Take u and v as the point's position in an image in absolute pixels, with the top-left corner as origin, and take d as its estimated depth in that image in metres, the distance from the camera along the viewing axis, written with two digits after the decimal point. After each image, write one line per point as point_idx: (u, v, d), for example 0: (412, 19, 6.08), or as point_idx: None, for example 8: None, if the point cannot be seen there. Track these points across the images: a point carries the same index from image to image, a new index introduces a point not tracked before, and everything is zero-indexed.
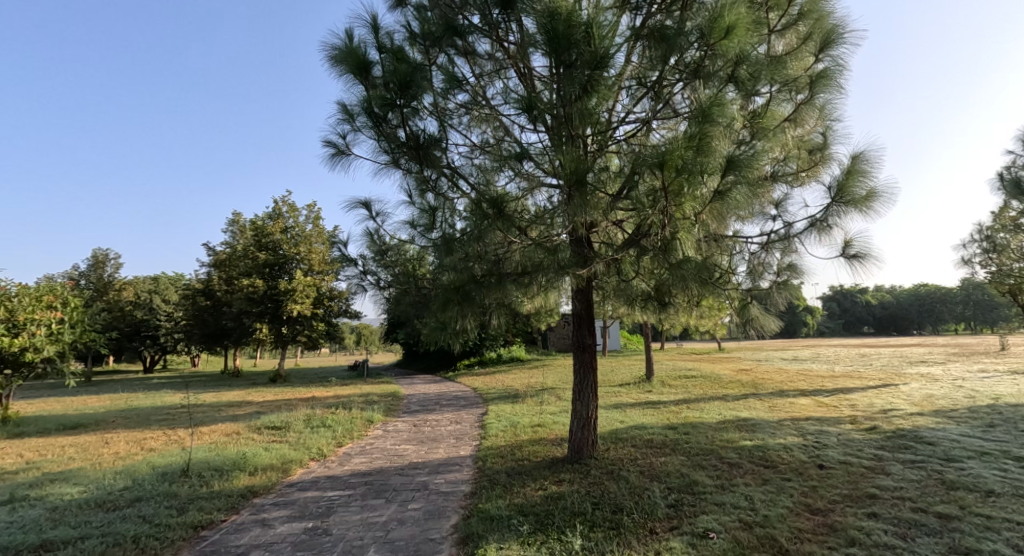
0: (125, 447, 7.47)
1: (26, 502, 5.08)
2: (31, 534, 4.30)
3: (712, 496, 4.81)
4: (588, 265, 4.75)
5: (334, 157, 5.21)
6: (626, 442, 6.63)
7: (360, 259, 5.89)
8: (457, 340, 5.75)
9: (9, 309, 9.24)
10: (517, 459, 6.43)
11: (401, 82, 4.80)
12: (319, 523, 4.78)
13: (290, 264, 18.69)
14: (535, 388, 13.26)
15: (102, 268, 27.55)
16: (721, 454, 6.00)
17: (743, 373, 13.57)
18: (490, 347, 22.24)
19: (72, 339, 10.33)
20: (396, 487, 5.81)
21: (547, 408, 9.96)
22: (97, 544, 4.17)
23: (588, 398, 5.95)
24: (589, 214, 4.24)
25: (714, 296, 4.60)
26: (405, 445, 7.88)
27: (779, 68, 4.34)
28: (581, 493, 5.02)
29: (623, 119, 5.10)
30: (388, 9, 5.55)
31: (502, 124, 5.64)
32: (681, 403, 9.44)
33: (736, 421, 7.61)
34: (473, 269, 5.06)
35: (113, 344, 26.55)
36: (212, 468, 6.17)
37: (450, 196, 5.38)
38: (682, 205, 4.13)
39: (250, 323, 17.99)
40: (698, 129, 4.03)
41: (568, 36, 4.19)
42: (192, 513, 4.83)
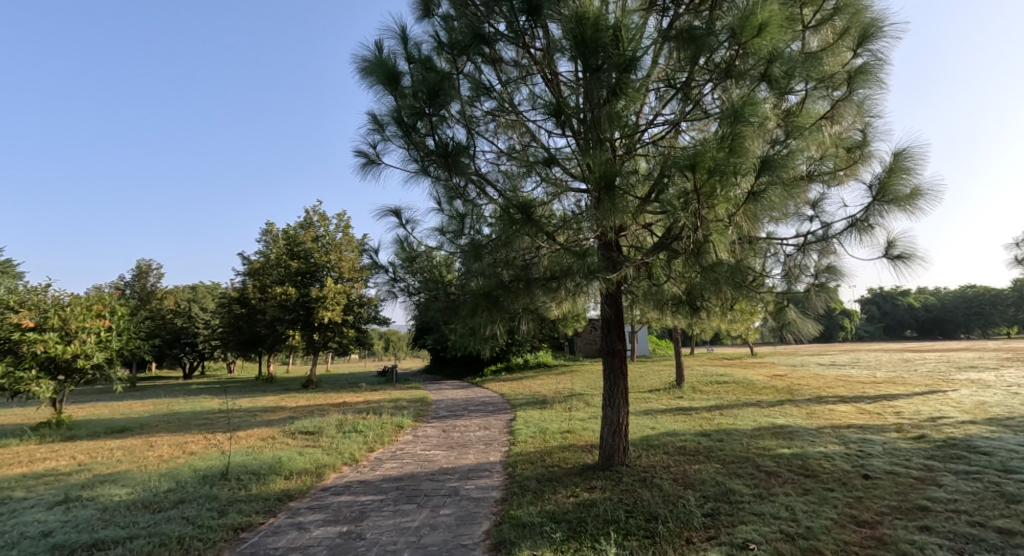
0: (167, 451, 7.69)
1: (79, 503, 5.27)
2: (84, 533, 4.45)
3: (750, 506, 4.71)
4: (617, 269, 4.69)
5: (364, 166, 5.32)
6: (658, 449, 6.55)
7: (389, 267, 5.96)
8: (486, 346, 5.79)
9: (62, 318, 9.64)
10: (547, 465, 6.40)
11: (430, 91, 4.88)
12: (354, 528, 4.83)
13: (321, 272, 19.06)
14: (563, 393, 13.20)
15: (146, 278, 28.88)
16: (757, 463, 5.87)
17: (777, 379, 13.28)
18: (517, 352, 22.29)
19: (121, 346, 10.69)
20: (428, 492, 5.84)
21: (576, 414, 9.88)
22: (145, 545, 4.29)
23: (618, 403, 5.90)
24: (619, 217, 4.21)
25: (748, 299, 4.55)
26: (435, 451, 7.93)
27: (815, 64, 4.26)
28: (614, 501, 4.97)
29: (651, 121, 5.08)
30: (416, 20, 5.59)
31: (528, 130, 5.69)
32: (713, 409, 9.28)
33: (773, 428, 7.44)
34: (501, 275, 5.10)
35: (154, 351, 27.49)
36: (250, 472, 6.31)
37: (479, 203, 5.42)
38: (715, 207, 4.10)
39: (283, 330, 18.41)
40: (731, 129, 4.00)
41: (597, 40, 4.19)
42: (232, 515, 4.94)
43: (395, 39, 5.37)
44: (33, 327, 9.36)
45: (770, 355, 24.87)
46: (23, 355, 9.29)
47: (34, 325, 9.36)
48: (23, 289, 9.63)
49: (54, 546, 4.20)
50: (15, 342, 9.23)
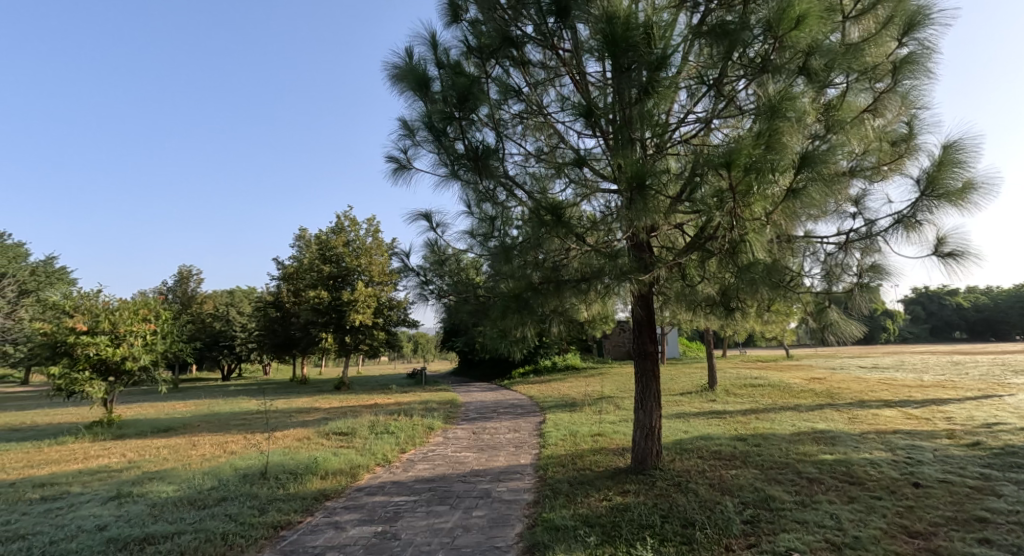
0: (209, 450, 7.92)
1: (130, 498, 5.47)
2: (136, 527, 4.62)
3: (792, 513, 4.59)
4: (649, 270, 4.63)
5: (396, 172, 5.39)
6: (692, 453, 6.44)
7: (420, 270, 6.02)
8: (516, 347, 5.80)
9: (112, 322, 10.01)
10: (579, 469, 6.36)
11: (461, 95, 4.94)
12: (389, 528, 4.89)
13: (352, 276, 19.40)
14: (593, 396, 13.11)
15: (187, 284, 29.83)
16: (798, 468, 5.72)
17: (816, 382, 12.93)
18: (546, 355, 22.28)
19: (166, 348, 10.97)
20: (460, 494, 5.87)
21: (607, 417, 9.82)
22: (192, 539, 4.43)
23: (650, 406, 5.83)
24: (651, 217, 4.17)
25: (785, 299, 4.41)
26: (466, 453, 7.96)
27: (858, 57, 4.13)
28: (648, 505, 4.90)
29: (683, 120, 5.03)
30: (444, 26, 5.63)
31: (556, 132, 5.70)
32: (748, 412, 9.09)
33: (813, 433, 7.25)
34: (531, 276, 5.10)
35: (195, 354, 28.35)
36: (288, 471, 6.44)
37: (508, 205, 5.50)
38: (751, 205, 4.02)
39: (316, 332, 18.73)
40: (768, 125, 3.91)
41: (627, 39, 4.15)
42: (273, 514, 5.05)
43: (425, 46, 5.43)
44: (86, 331, 9.82)
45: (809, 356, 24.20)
46: (77, 357, 9.75)
47: (87, 329, 9.81)
48: (78, 294, 10.13)
49: (109, 539, 4.38)
50: (70, 344, 9.70)
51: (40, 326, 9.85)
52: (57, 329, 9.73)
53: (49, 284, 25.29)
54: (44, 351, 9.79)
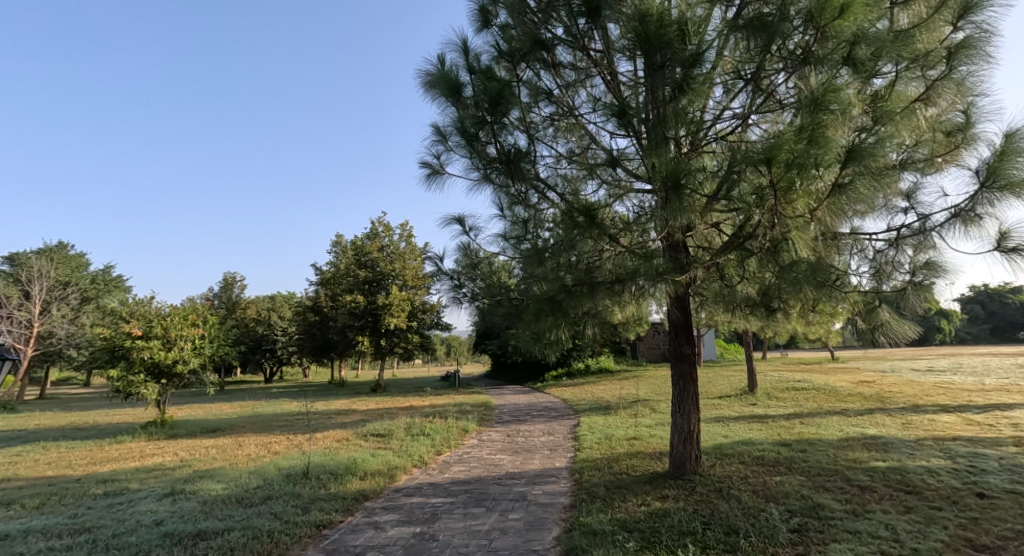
0: (255, 450, 8.16)
1: (183, 495, 5.68)
2: (189, 523, 4.79)
3: (843, 523, 4.44)
4: (686, 271, 4.56)
5: (429, 177, 5.45)
6: (733, 459, 6.30)
7: (453, 274, 6.07)
8: (550, 350, 5.79)
9: (164, 327, 10.43)
10: (615, 473, 6.30)
11: (492, 100, 4.89)
12: (427, 529, 4.94)
13: (387, 280, 19.75)
14: (628, 399, 12.97)
15: (231, 290, 30.90)
16: (848, 476, 5.54)
17: (865, 386, 12.49)
18: (579, 358, 22.17)
19: (213, 352, 11.35)
20: (496, 496, 5.88)
21: (643, 421, 9.71)
22: (241, 536, 4.57)
23: (688, 410, 5.74)
24: (687, 216, 4.11)
25: (831, 299, 4.28)
26: (501, 455, 7.98)
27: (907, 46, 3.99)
28: (688, 511, 4.82)
29: (719, 116, 4.95)
30: (475, 31, 5.67)
31: (587, 133, 5.69)
32: (792, 417, 8.85)
33: (863, 439, 6.99)
34: (564, 278, 5.08)
35: (238, 357, 29.24)
36: (329, 471, 6.59)
37: (540, 207, 5.50)
38: (794, 202, 3.91)
39: (352, 336, 19.05)
40: (810, 119, 3.83)
41: (660, 36, 4.12)
42: (315, 513, 5.17)
43: (456, 52, 5.46)
44: (140, 335, 10.31)
45: (856, 359, 23.41)
46: (133, 360, 10.22)
47: (141, 333, 10.29)
48: (133, 301, 10.65)
49: (165, 534, 4.55)
50: (127, 348, 10.18)
51: (101, 331, 10.42)
52: (116, 334, 10.26)
53: (107, 291, 26.54)
54: (103, 355, 10.33)
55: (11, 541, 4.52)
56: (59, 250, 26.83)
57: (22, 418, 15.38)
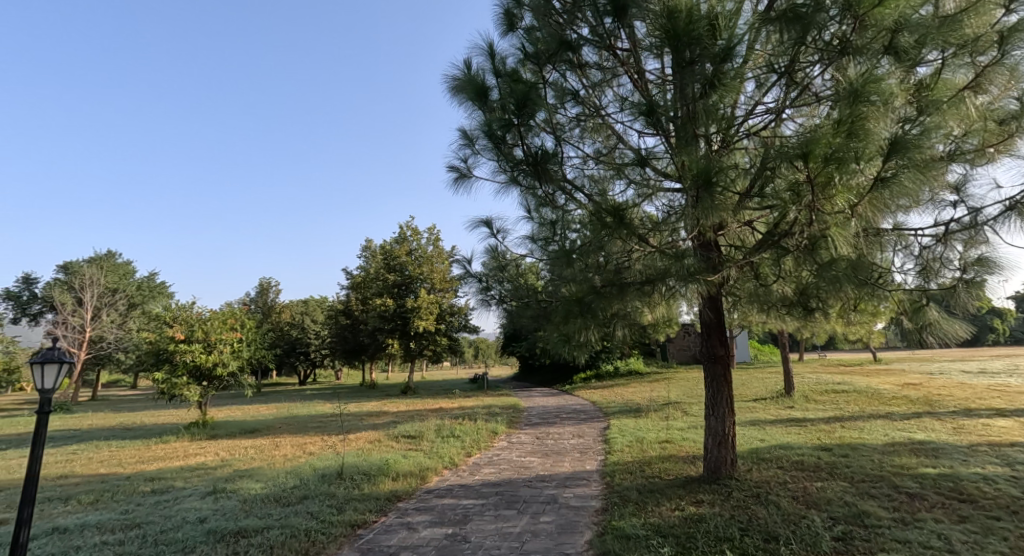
0: (291, 450, 8.32)
1: (224, 494, 5.82)
2: (231, 521, 4.91)
3: (891, 532, 4.28)
4: (718, 270, 4.48)
5: (457, 181, 5.48)
6: (770, 463, 6.15)
7: (482, 276, 6.09)
8: (579, 351, 5.75)
9: (204, 331, 10.73)
10: (647, 476, 6.22)
11: (519, 102, 4.85)
12: (459, 530, 4.95)
13: (415, 284, 19.96)
14: (659, 402, 12.82)
15: (266, 294, 31.68)
16: (894, 482, 5.35)
17: (910, 388, 12.04)
18: (608, 360, 22.01)
19: (251, 355, 11.60)
20: (527, 499, 5.87)
21: (675, 423, 9.56)
22: (280, 534, 4.66)
23: (722, 413, 5.64)
24: (719, 215, 4.04)
25: (873, 297, 4.15)
26: (530, 457, 7.97)
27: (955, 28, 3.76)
28: (724, 517, 4.73)
29: (751, 112, 4.85)
30: (500, 34, 5.66)
31: (614, 133, 5.65)
32: (831, 420, 8.61)
33: (910, 444, 6.75)
34: (592, 279, 5.03)
35: (274, 360, 29.89)
36: (362, 472, 6.66)
37: (568, 208, 5.48)
38: (833, 197, 3.81)
39: (382, 339, 19.26)
40: (849, 111, 3.74)
41: (689, 32, 4.09)
42: (350, 512, 5.24)
43: (482, 56, 5.48)
44: (182, 339, 10.63)
45: (900, 361, 22.64)
46: (176, 363, 10.53)
47: (183, 337, 10.60)
48: (176, 306, 10.98)
49: (208, 531, 4.68)
50: (170, 352, 10.50)
51: (146, 335, 10.78)
52: (159, 338, 10.60)
53: (151, 296, 27.46)
54: (148, 358, 10.68)
55: (67, 535, 4.71)
56: (107, 259, 27.89)
57: (78, 418, 16.14)
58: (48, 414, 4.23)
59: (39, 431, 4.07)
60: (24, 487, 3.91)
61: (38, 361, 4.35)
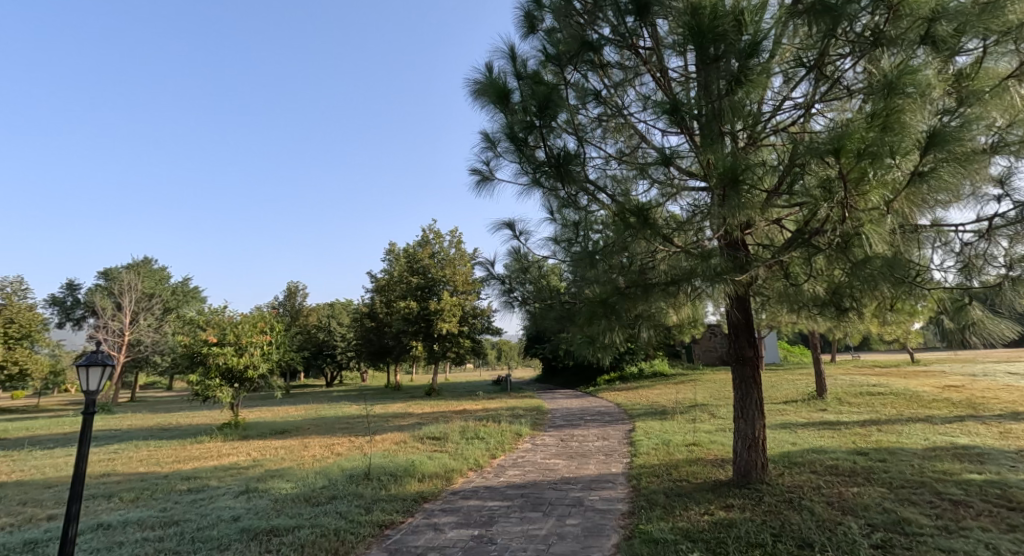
0: (320, 451, 8.43)
1: (256, 493, 5.93)
2: (263, 520, 4.99)
3: (934, 540, 4.14)
4: (746, 270, 4.39)
5: (479, 183, 5.49)
6: (803, 468, 6.01)
7: (505, 278, 6.09)
8: (603, 353, 5.70)
9: (235, 334, 10.93)
10: (675, 480, 6.13)
11: (541, 104, 4.83)
12: (485, 532, 4.95)
13: (438, 286, 20.07)
14: (685, 404, 12.65)
15: (293, 297, 32.23)
16: (936, 489, 5.18)
17: (952, 391, 11.63)
18: (632, 362, 21.81)
19: (280, 357, 11.80)
20: (552, 501, 5.84)
21: (702, 426, 9.42)
22: (311, 533, 4.71)
23: (752, 416, 5.53)
24: (747, 213, 3.97)
25: (911, 296, 4.02)
26: (555, 459, 7.93)
27: (1000, 13, 3.61)
28: (756, 522, 4.63)
29: (778, 108, 4.75)
30: (521, 37, 5.66)
31: (637, 132, 5.60)
32: (867, 423, 8.38)
33: (953, 449, 6.52)
34: (616, 281, 4.99)
35: (302, 362, 30.38)
36: (389, 473, 6.71)
37: (591, 209, 5.45)
38: (867, 194, 3.69)
39: (406, 341, 19.39)
40: (884, 104, 3.64)
41: (713, 28, 4.03)
42: (378, 513, 5.28)
43: (504, 59, 5.47)
44: (215, 342, 10.87)
45: (938, 362, 21.94)
46: (209, 365, 10.76)
47: (216, 340, 10.84)
48: (209, 310, 11.28)
49: (242, 529, 4.76)
50: (204, 354, 10.75)
51: (181, 338, 11.07)
52: (193, 341, 10.87)
53: (185, 300, 28.22)
54: (183, 361, 10.96)
55: (110, 531, 4.85)
56: (144, 264, 28.73)
57: (119, 418, 16.88)
58: (93, 414, 4.35)
59: (85, 431, 4.19)
60: (73, 485, 4.00)
61: (84, 363, 4.48)
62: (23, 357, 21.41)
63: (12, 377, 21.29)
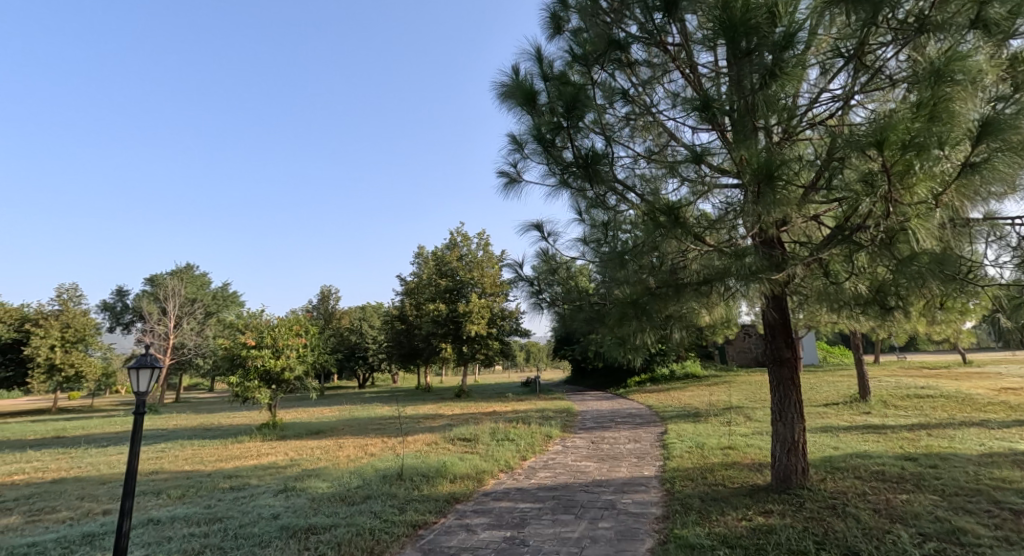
0: (353, 451, 8.54)
1: (294, 492, 6.03)
2: (302, 518, 5.06)
3: (992, 551, 3.93)
4: (783, 269, 4.27)
5: (508, 186, 5.46)
6: (847, 473, 5.80)
7: (534, 279, 6.07)
8: (634, 354, 5.60)
9: (272, 337, 11.19)
10: (710, 484, 5.99)
11: (567, 104, 4.76)
12: (517, 534, 4.91)
13: (466, 289, 20.15)
14: (720, 406, 12.37)
15: (326, 301, 32.87)
16: (992, 497, 4.93)
17: (1007, 393, 11.08)
18: (663, 363, 21.50)
19: (315, 359, 11.98)
20: (584, 504, 5.77)
21: (738, 429, 9.21)
22: (348, 532, 4.75)
23: (790, 419, 5.36)
24: (782, 210, 3.85)
25: (962, 293, 3.84)
26: (587, 462, 7.85)
27: None
28: (797, 529, 4.48)
29: (815, 101, 4.58)
30: (548, 39, 5.64)
31: (666, 130, 5.50)
32: (914, 427, 8.06)
33: (1009, 455, 6.20)
34: (647, 281, 4.91)
35: (335, 364, 30.93)
36: (421, 473, 6.75)
37: (620, 209, 5.37)
38: (915, 187, 3.53)
39: (436, 343, 19.53)
40: (931, 93, 3.50)
41: (746, 21, 3.89)
42: (411, 513, 5.30)
43: (531, 61, 5.45)
44: (254, 345, 11.16)
45: (989, 363, 20.97)
46: (248, 368, 11.04)
47: (254, 343, 11.13)
48: (248, 314, 11.66)
49: (282, 527, 4.84)
50: (243, 357, 11.05)
51: (222, 342, 11.45)
52: (233, 344, 11.21)
53: (225, 305, 29.14)
54: (224, 363, 11.29)
55: (159, 527, 4.98)
56: (186, 270, 29.77)
57: (165, 418, 17.53)
58: (144, 415, 4.45)
59: (136, 430, 4.30)
60: (125, 481, 4.10)
61: (134, 366, 4.62)
62: (77, 360, 22.41)
63: (68, 378, 22.31)
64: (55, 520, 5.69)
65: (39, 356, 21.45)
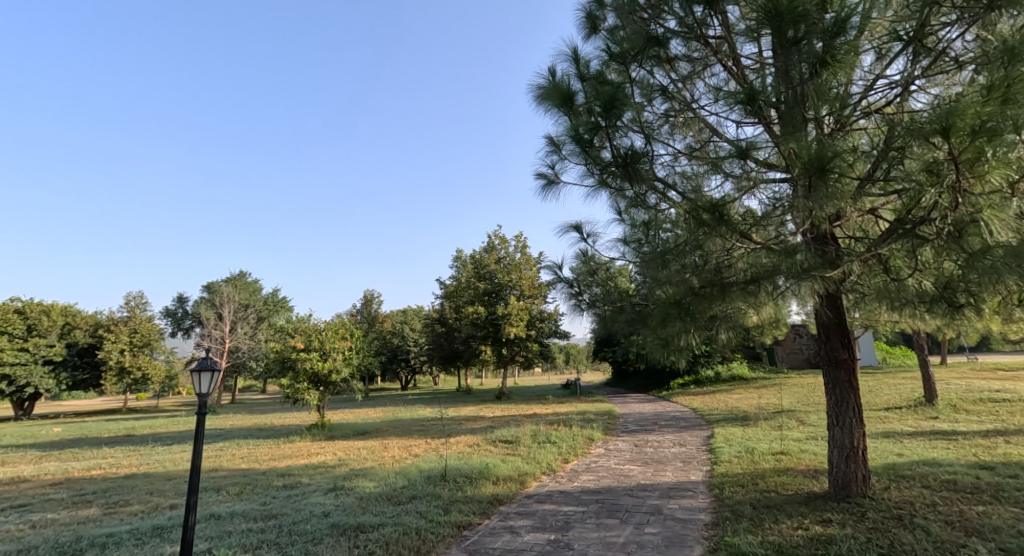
0: (398, 452, 8.62)
1: (343, 491, 6.11)
2: (350, 517, 5.11)
3: None
4: (837, 266, 4.06)
5: (546, 188, 5.39)
6: (913, 482, 5.47)
7: (574, 280, 5.98)
8: (678, 356, 5.44)
9: (320, 340, 11.43)
10: (762, 490, 5.75)
11: (605, 103, 4.65)
12: (561, 537, 4.83)
13: (505, 291, 20.15)
14: (770, 409, 11.94)
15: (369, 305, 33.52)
16: None
17: None
18: (706, 365, 20.95)
19: (360, 362, 12.18)
20: (629, 508, 5.64)
21: (790, 434, 8.84)
22: (395, 531, 4.77)
23: (849, 424, 5.09)
24: (836, 203, 3.65)
25: None
26: (630, 465, 7.69)
27: None
28: (859, 540, 4.24)
29: (870, 89, 4.31)
30: (584, 39, 5.53)
31: (708, 125, 5.33)
32: (986, 434, 7.55)
33: None
34: (690, 281, 4.77)
35: (379, 367, 31.48)
36: (464, 474, 6.74)
37: (660, 207, 5.23)
38: (986, 175, 3.26)
39: (475, 345, 19.60)
40: (1003, 73, 3.28)
41: (794, 9, 3.64)
42: (456, 513, 5.29)
43: (567, 62, 5.35)
44: (303, 348, 11.44)
45: None
46: (298, 370, 11.32)
47: (303, 346, 11.41)
48: (297, 318, 11.94)
49: (333, 525, 4.90)
50: (293, 359, 11.33)
51: (273, 345, 11.77)
52: (284, 347, 11.52)
53: (275, 310, 30.08)
54: (275, 366, 11.62)
55: (219, 522, 5.12)
56: (239, 277, 30.93)
57: (223, 418, 18.26)
58: (205, 415, 4.58)
59: (199, 429, 4.42)
60: (191, 478, 4.21)
61: (196, 368, 4.78)
62: (144, 363, 23.55)
63: (136, 380, 23.48)
64: (128, 512, 5.94)
65: (110, 359, 22.66)
